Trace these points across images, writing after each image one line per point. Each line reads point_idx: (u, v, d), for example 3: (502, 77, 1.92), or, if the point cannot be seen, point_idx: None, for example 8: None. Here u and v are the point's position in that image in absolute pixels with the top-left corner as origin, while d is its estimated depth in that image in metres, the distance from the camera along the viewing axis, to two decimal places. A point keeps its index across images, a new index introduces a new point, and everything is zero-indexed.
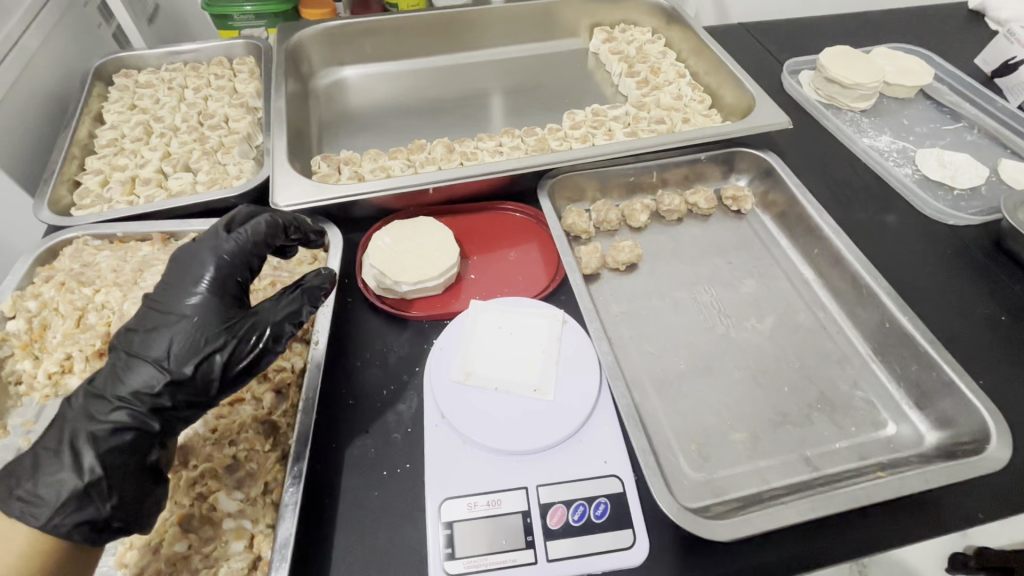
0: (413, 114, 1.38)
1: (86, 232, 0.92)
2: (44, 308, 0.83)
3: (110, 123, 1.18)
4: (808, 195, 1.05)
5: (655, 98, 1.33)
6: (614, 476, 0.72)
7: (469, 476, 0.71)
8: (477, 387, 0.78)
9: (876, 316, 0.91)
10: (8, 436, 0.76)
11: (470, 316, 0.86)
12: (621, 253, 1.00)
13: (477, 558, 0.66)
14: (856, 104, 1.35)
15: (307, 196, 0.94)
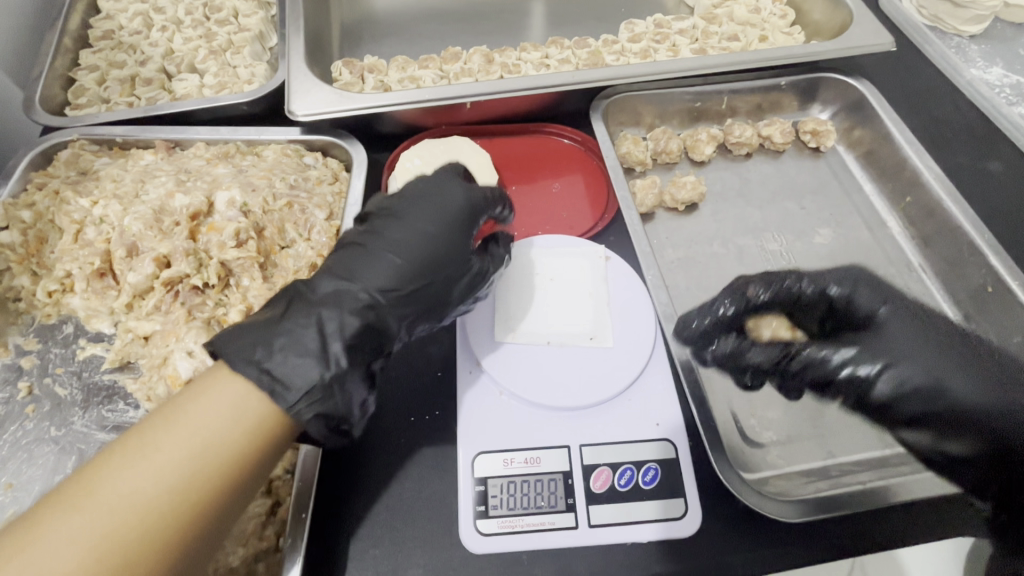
0: (444, 18, 1.20)
1: (83, 134, 0.81)
2: (39, 219, 0.75)
3: (105, 12, 1.03)
4: (906, 132, 0.90)
5: (728, 10, 1.13)
6: (667, 440, 0.65)
7: (507, 431, 0.65)
8: (527, 344, 0.70)
9: (976, 277, 0.80)
10: (10, 355, 0.71)
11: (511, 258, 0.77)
12: (685, 195, 0.88)
13: (512, 519, 0.60)
14: (965, 27, 1.13)
15: (327, 105, 0.81)
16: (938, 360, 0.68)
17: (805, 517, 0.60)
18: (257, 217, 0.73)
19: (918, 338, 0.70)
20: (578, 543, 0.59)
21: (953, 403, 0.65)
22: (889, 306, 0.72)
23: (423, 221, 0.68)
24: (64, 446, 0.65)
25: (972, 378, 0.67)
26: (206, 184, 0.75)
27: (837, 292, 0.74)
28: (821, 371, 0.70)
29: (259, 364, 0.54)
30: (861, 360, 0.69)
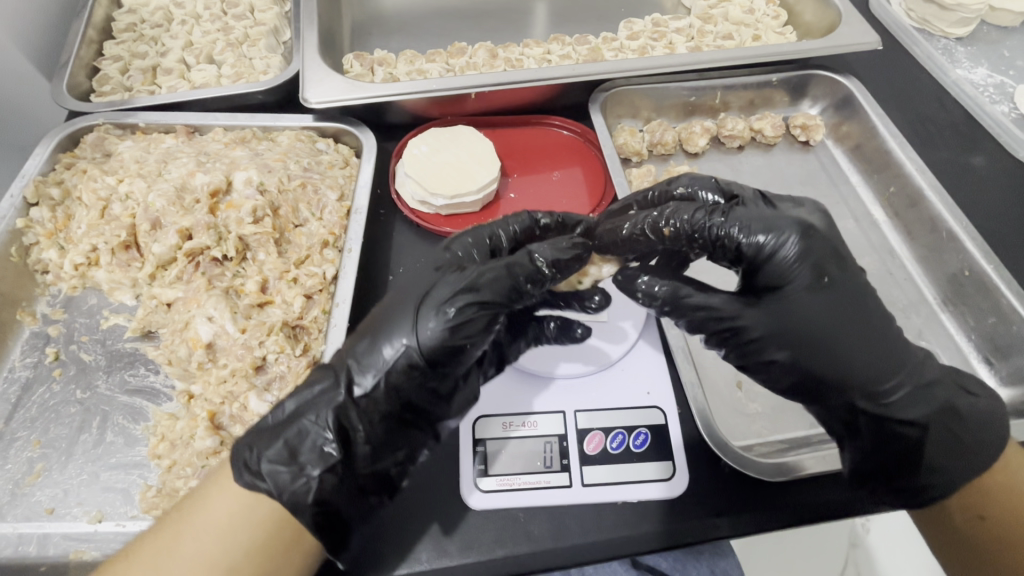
0: (451, 16, 1.25)
1: (108, 119, 0.86)
2: (68, 197, 0.80)
3: (127, 6, 1.08)
4: (890, 127, 0.94)
5: (723, 10, 1.18)
6: (657, 408, 0.69)
7: (506, 397, 0.69)
8: None
9: (955, 262, 0.84)
10: (38, 323, 0.76)
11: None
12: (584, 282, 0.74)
13: (510, 477, 0.64)
14: (952, 30, 1.17)
15: (340, 93, 0.85)
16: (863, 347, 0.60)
17: (783, 477, 0.64)
18: (273, 196, 0.77)
19: (809, 307, 0.60)
20: (571, 500, 0.63)
21: (809, 365, 0.60)
22: (807, 265, 0.59)
23: (410, 291, 0.61)
24: (88, 408, 0.69)
25: (849, 316, 0.60)
26: (225, 165, 0.80)
27: (765, 241, 0.60)
28: (762, 343, 0.60)
29: (261, 455, 0.55)
30: (726, 304, 0.61)
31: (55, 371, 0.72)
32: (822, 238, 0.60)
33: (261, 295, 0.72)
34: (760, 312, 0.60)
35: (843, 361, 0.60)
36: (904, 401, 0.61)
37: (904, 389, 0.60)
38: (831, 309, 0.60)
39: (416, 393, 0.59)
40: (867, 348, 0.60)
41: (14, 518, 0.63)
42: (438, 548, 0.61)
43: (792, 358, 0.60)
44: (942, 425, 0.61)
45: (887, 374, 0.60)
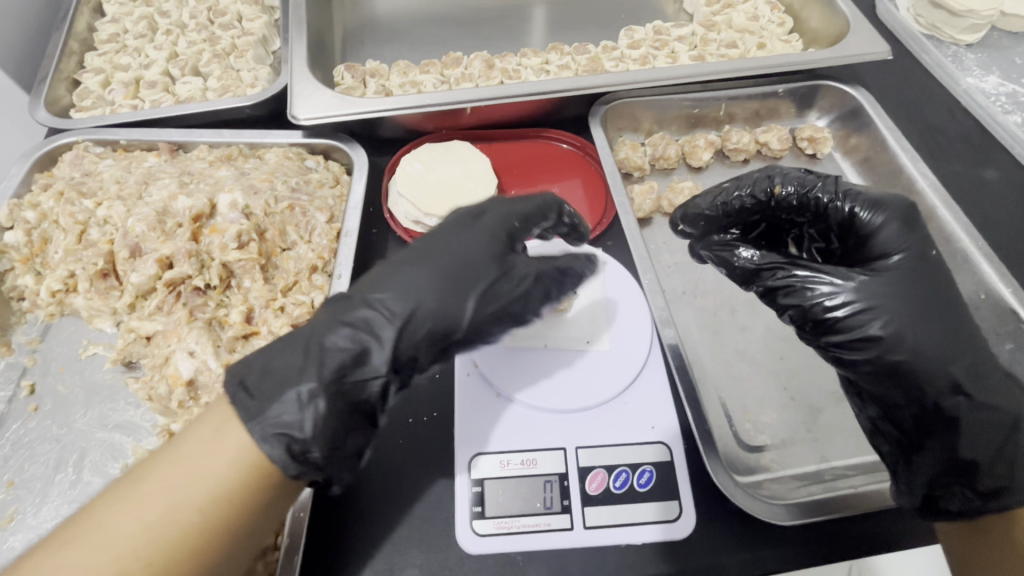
0: (446, 22, 1.21)
1: (87, 137, 0.82)
2: (44, 220, 0.76)
3: (110, 15, 1.04)
4: (902, 140, 0.91)
5: (727, 17, 1.14)
6: (661, 443, 0.65)
7: (504, 432, 0.66)
8: (525, 348, 0.71)
9: (970, 285, 0.80)
10: (13, 353, 0.72)
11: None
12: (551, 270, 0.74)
13: (508, 520, 0.61)
14: (961, 36, 1.14)
15: (329, 109, 0.82)
16: (946, 326, 0.59)
17: (795, 520, 0.60)
18: (258, 219, 0.74)
19: (915, 283, 0.60)
20: (573, 544, 0.60)
21: (911, 344, 0.57)
22: (913, 241, 0.62)
23: (467, 216, 0.64)
24: (65, 445, 0.66)
25: (940, 295, 0.60)
26: (209, 186, 0.76)
27: (865, 216, 0.65)
28: (868, 316, 0.58)
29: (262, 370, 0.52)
30: (835, 272, 0.61)
31: (30, 405, 0.69)
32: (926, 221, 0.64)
33: (247, 326, 0.69)
34: (869, 285, 0.59)
35: (942, 343, 0.58)
36: (989, 396, 0.58)
37: (991, 381, 0.59)
38: (924, 287, 0.60)
39: (429, 324, 0.56)
40: (962, 334, 0.59)
41: None
42: None
43: (898, 336, 0.57)
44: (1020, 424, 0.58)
45: (977, 360, 0.58)
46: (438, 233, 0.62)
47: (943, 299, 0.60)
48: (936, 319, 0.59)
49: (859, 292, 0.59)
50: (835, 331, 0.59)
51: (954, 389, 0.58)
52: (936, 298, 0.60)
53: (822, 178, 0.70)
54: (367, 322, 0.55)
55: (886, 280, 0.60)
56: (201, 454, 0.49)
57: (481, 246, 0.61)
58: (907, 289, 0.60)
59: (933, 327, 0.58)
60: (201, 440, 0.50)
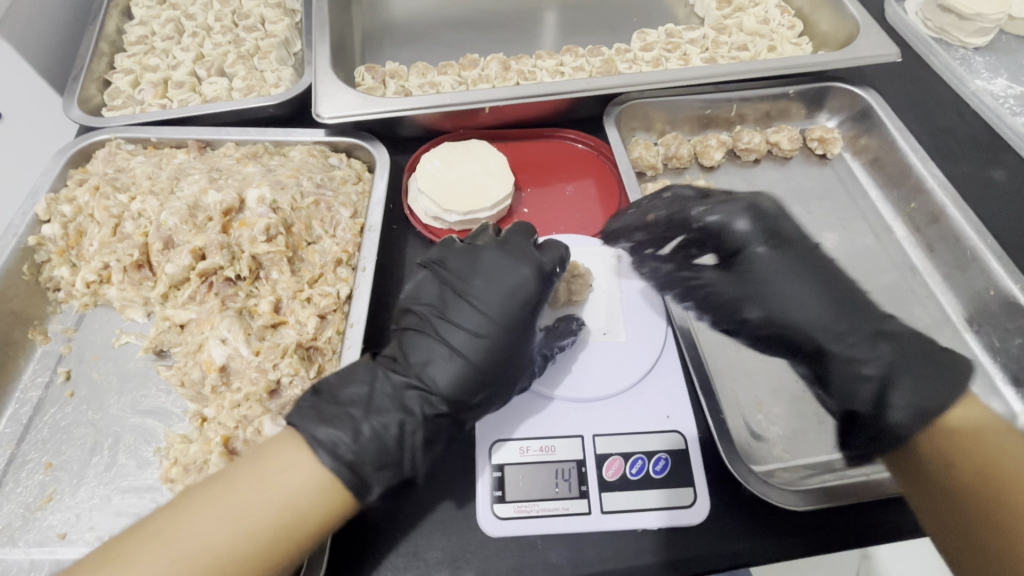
0: (462, 26, 1.24)
1: (119, 134, 0.85)
2: (79, 213, 0.79)
3: (138, 18, 1.08)
4: (912, 141, 0.92)
5: (737, 21, 1.16)
6: (677, 432, 0.67)
7: (524, 420, 0.68)
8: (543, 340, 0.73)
9: (979, 282, 0.82)
10: (50, 342, 0.75)
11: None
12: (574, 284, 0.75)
13: (529, 504, 0.63)
14: (969, 39, 1.15)
15: (352, 108, 0.84)
16: (830, 309, 0.68)
17: (808, 506, 0.62)
18: (286, 214, 0.76)
19: (792, 277, 0.70)
20: (591, 528, 0.62)
21: (775, 317, 0.69)
22: (789, 240, 0.71)
23: (501, 304, 0.67)
24: (100, 429, 0.68)
25: (819, 282, 0.69)
26: (237, 181, 0.79)
27: (714, 222, 0.72)
28: (742, 300, 0.70)
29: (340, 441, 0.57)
30: (729, 284, 0.71)
31: (66, 391, 0.71)
32: (767, 214, 0.72)
33: (275, 316, 0.72)
34: (753, 291, 0.70)
35: (802, 310, 0.68)
36: (885, 370, 0.64)
37: (863, 337, 0.66)
38: (804, 282, 0.69)
39: (472, 412, 0.64)
40: (828, 297, 0.68)
41: (27, 543, 0.62)
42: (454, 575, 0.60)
43: (763, 313, 0.69)
44: (908, 358, 0.63)
45: (841, 320, 0.67)
46: (471, 320, 0.67)
47: (824, 286, 0.69)
48: (817, 306, 0.68)
49: (746, 297, 0.70)
50: (721, 316, 0.72)
51: (847, 375, 0.65)
52: (817, 288, 0.69)
53: (669, 197, 0.75)
54: (436, 411, 0.63)
55: (770, 284, 0.70)
56: (303, 496, 0.53)
57: (509, 331, 0.66)
58: (788, 286, 0.69)
59: (816, 316, 0.68)
60: (305, 483, 0.53)
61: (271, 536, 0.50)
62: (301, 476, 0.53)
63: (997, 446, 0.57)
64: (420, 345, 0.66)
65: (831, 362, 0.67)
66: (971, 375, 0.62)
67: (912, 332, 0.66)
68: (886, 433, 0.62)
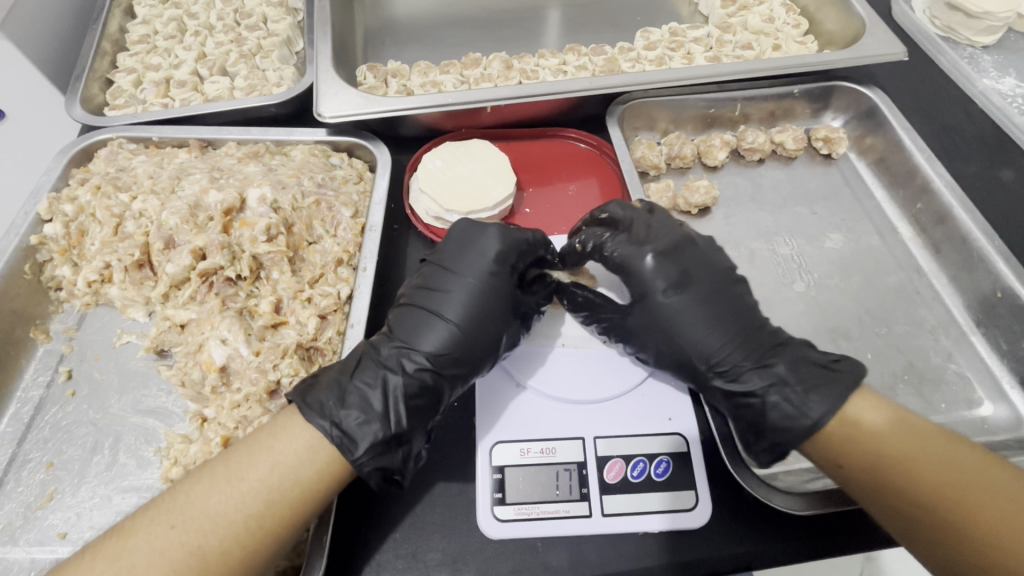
0: (465, 24, 1.23)
1: (121, 133, 0.85)
2: (81, 212, 0.79)
3: (140, 17, 1.08)
4: (917, 140, 0.91)
5: (742, 19, 1.15)
6: (679, 434, 0.67)
7: (525, 421, 0.67)
8: (544, 347, 0.73)
9: (985, 282, 0.82)
10: (51, 341, 0.75)
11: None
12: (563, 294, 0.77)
13: (528, 506, 0.63)
14: (977, 38, 1.14)
15: (354, 108, 0.84)
16: (734, 343, 0.65)
17: (811, 510, 0.61)
18: (287, 213, 0.76)
19: (696, 312, 0.67)
20: (592, 531, 0.61)
21: (670, 355, 0.67)
22: (695, 275, 0.69)
23: (473, 267, 0.69)
24: (101, 428, 0.68)
25: (725, 319, 0.67)
26: (238, 181, 0.79)
27: (610, 259, 0.71)
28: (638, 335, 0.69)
29: (332, 406, 0.59)
30: (636, 319, 0.69)
31: (66, 390, 0.71)
32: (677, 251, 0.70)
33: (276, 316, 0.72)
34: (657, 328, 0.68)
35: (696, 341, 0.66)
36: (803, 394, 0.61)
37: (748, 366, 0.65)
38: (711, 318, 0.67)
39: (454, 367, 0.65)
40: (721, 325, 0.67)
41: (27, 542, 0.62)
42: None
43: (659, 349, 0.68)
44: (788, 383, 0.62)
45: (733, 348, 0.65)
46: (447, 285, 0.69)
47: (731, 321, 0.66)
48: (721, 342, 0.66)
49: (652, 332, 0.68)
50: (624, 350, 0.71)
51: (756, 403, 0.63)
52: (722, 322, 0.66)
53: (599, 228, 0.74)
54: (418, 369, 0.63)
55: (675, 319, 0.67)
56: (292, 462, 0.55)
57: (488, 300, 0.68)
58: (696, 322, 0.67)
59: (722, 353, 0.65)
60: (294, 448, 0.56)
61: (262, 502, 0.53)
62: (291, 442, 0.56)
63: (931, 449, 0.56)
64: (402, 316, 0.68)
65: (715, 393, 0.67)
66: (858, 385, 0.60)
67: (800, 352, 0.64)
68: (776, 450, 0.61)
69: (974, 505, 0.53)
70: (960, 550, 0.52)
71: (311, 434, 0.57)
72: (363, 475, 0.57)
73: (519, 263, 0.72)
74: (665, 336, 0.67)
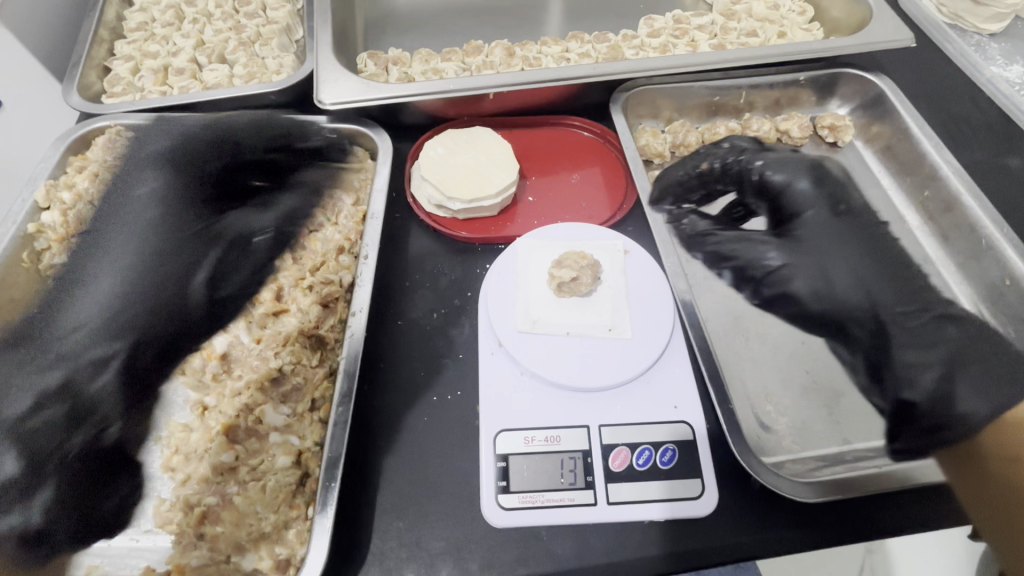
0: (466, 13, 1.22)
1: (119, 121, 0.84)
2: (78, 200, 0.78)
3: (138, 5, 1.07)
4: (925, 127, 0.90)
5: (746, 7, 1.14)
6: (684, 423, 0.66)
7: (528, 409, 0.67)
8: (547, 334, 0.72)
9: (994, 270, 0.81)
10: None
11: (521, 256, 0.78)
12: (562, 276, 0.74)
13: (533, 494, 0.62)
14: (985, 25, 1.13)
15: (355, 94, 0.83)
16: (885, 282, 0.73)
17: (819, 497, 0.60)
18: (287, 201, 0.76)
19: (837, 239, 0.76)
20: (597, 519, 0.61)
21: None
22: (829, 220, 0.78)
23: None
24: None
25: (881, 260, 0.74)
26: (238, 168, 0.78)
27: (781, 182, 0.82)
28: (788, 273, 0.75)
29: None
30: (785, 249, 0.77)
31: None
32: (831, 180, 0.82)
33: (276, 304, 0.71)
34: (800, 255, 0.76)
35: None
36: (929, 344, 0.67)
37: (927, 312, 0.70)
38: (854, 246, 0.76)
39: None
40: (865, 263, 0.74)
41: None
42: (457, 566, 0.59)
43: (808, 284, 0.74)
44: (953, 320, 0.69)
45: (896, 293, 0.72)
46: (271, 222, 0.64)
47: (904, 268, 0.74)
48: (877, 282, 0.72)
49: (809, 260, 0.75)
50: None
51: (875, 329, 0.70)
52: (895, 264, 0.74)
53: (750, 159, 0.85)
54: None
55: (824, 242, 0.76)
56: None
57: None
58: (865, 259, 0.74)
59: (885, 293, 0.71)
60: None
61: None
62: None
63: None
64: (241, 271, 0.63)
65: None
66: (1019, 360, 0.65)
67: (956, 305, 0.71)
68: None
69: None
70: None
71: None
72: None
73: None
74: (799, 270, 0.75)
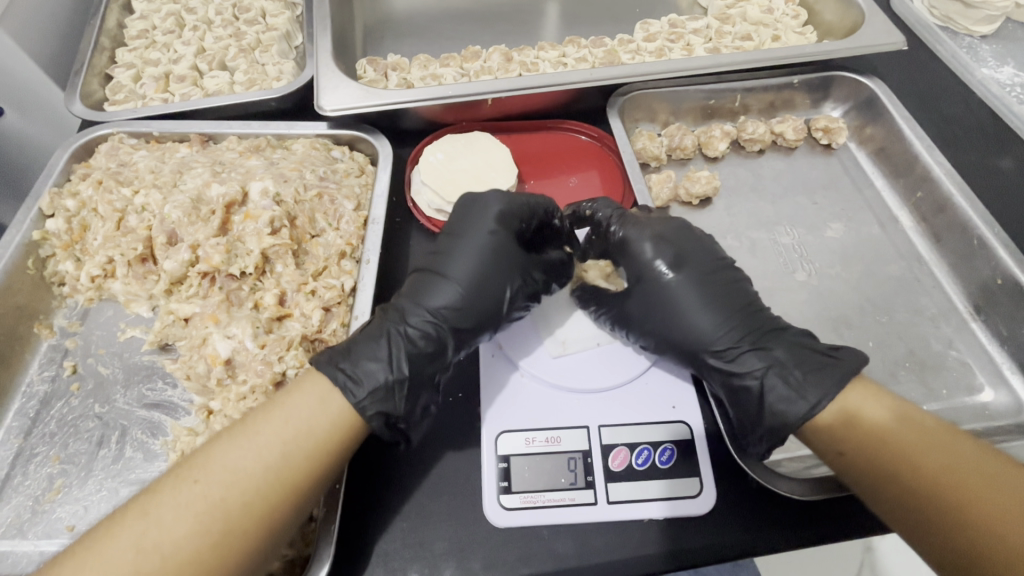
0: (465, 18, 1.23)
1: (121, 128, 0.85)
2: (83, 208, 0.79)
3: (139, 12, 1.07)
4: (917, 130, 0.91)
5: (741, 10, 1.15)
6: (683, 423, 0.67)
7: (529, 410, 0.68)
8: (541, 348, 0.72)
9: (986, 270, 0.82)
10: (55, 336, 0.75)
11: None
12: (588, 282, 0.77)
13: (533, 494, 0.63)
14: (975, 27, 1.15)
15: (354, 101, 0.83)
16: (719, 322, 0.67)
17: (812, 495, 0.62)
18: (289, 206, 0.76)
19: (679, 291, 0.69)
20: (597, 518, 0.62)
21: (668, 330, 0.68)
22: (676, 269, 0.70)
23: (475, 228, 0.72)
24: (106, 422, 0.69)
25: (718, 306, 0.68)
26: (240, 175, 0.79)
27: (621, 236, 0.73)
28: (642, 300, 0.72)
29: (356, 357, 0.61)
30: (636, 300, 0.70)
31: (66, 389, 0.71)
32: (677, 232, 0.73)
33: (280, 308, 0.72)
34: (646, 307, 0.69)
35: (693, 320, 0.68)
36: (797, 371, 0.63)
37: (746, 346, 0.66)
38: (707, 298, 0.69)
39: (465, 323, 0.67)
40: (716, 308, 0.68)
41: (35, 535, 0.62)
42: (461, 566, 0.60)
43: (660, 330, 0.68)
44: (783, 366, 0.63)
45: (727, 334, 0.67)
46: (452, 245, 0.72)
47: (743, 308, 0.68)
48: (715, 326, 0.67)
49: (652, 309, 0.69)
50: (626, 334, 0.71)
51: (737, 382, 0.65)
52: (728, 301, 0.69)
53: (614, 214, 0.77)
54: (425, 323, 0.66)
55: (671, 293, 0.69)
56: (310, 421, 0.56)
57: (492, 261, 0.70)
58: (704, 301, 0.69)
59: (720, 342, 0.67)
60: (306, 403, 0.57)
61: (282, 454, 0.53)
62: (302, 404, 0.57)
63: (876, 419, 0.57)
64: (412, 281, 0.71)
65: (710, 372, 0.67)
66: (853, 369, 0.61)
67: (793, 339, 0.66)
68: (769, 431, 0.61)
69: (908, 456, 0.55)
70: (913, 498, 0.53)
71: (326, 386, 0.59)
72: (366, 417, 0.58)
73: (523, 227, 0.74)
74: (649, 319, 0.69)
